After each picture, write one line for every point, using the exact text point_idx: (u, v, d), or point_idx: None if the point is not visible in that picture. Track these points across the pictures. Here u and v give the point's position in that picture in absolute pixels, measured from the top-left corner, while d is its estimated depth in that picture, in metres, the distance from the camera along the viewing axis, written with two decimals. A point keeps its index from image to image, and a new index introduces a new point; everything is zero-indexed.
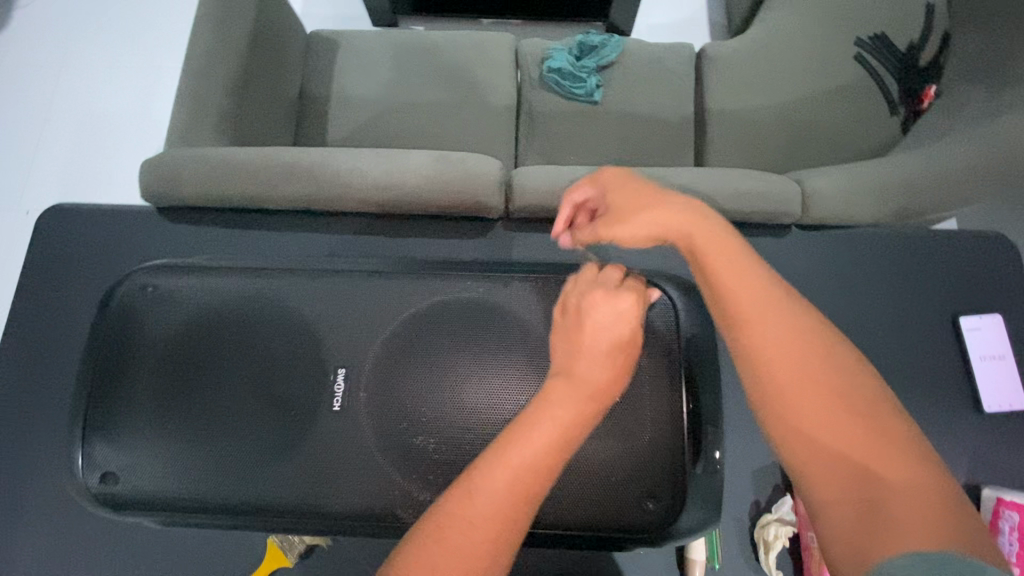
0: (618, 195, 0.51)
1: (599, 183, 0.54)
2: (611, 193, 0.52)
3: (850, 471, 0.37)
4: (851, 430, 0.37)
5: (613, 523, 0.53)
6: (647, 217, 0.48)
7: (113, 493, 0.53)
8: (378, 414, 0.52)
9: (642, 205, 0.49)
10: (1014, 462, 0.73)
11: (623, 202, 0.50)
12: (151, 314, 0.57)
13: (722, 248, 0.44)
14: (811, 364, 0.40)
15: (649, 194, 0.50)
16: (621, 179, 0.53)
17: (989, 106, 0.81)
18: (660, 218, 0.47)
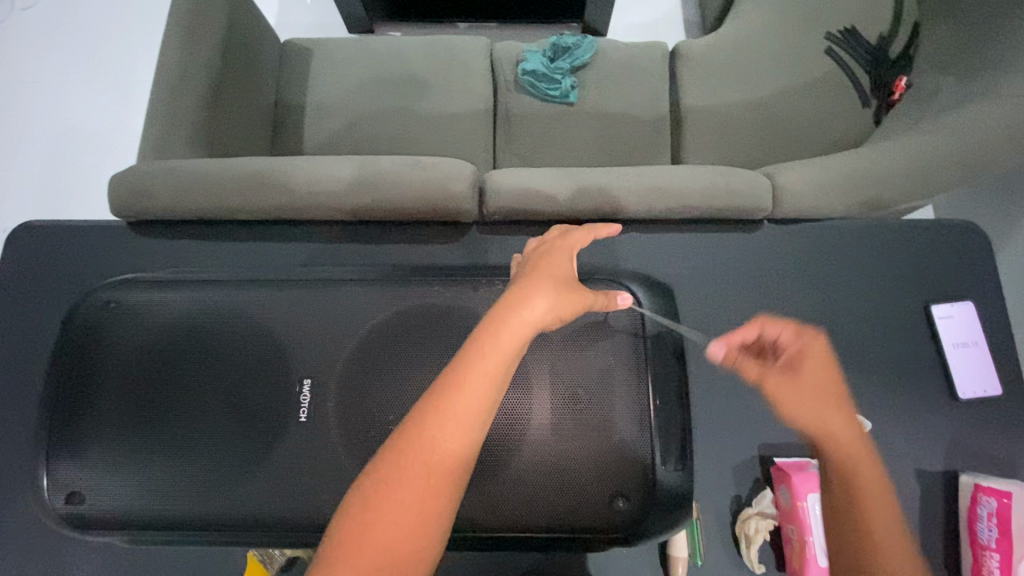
0: (813, 368, 0.49)
1: (803, 337, 0.50)
2: (807, 356, 0.50)
3: None
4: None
5: (585, 524, 0.53)
6: (836, 422, 0.47)
7: (80, 513, 0.52)
8: (345, 424, 0.52)
9: (825, 395, 0.48)
10: (991, 448, 0.74)
11: (813, 380, 0.48)
12: (116, 330, 0.56)
13: (847, 429, 0.47)
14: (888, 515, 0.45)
15: (832, 394, 0.48)
16: (823, 351, 0.50)
17: (954, 96, 0.82)
18: (843, 431, 0.47)
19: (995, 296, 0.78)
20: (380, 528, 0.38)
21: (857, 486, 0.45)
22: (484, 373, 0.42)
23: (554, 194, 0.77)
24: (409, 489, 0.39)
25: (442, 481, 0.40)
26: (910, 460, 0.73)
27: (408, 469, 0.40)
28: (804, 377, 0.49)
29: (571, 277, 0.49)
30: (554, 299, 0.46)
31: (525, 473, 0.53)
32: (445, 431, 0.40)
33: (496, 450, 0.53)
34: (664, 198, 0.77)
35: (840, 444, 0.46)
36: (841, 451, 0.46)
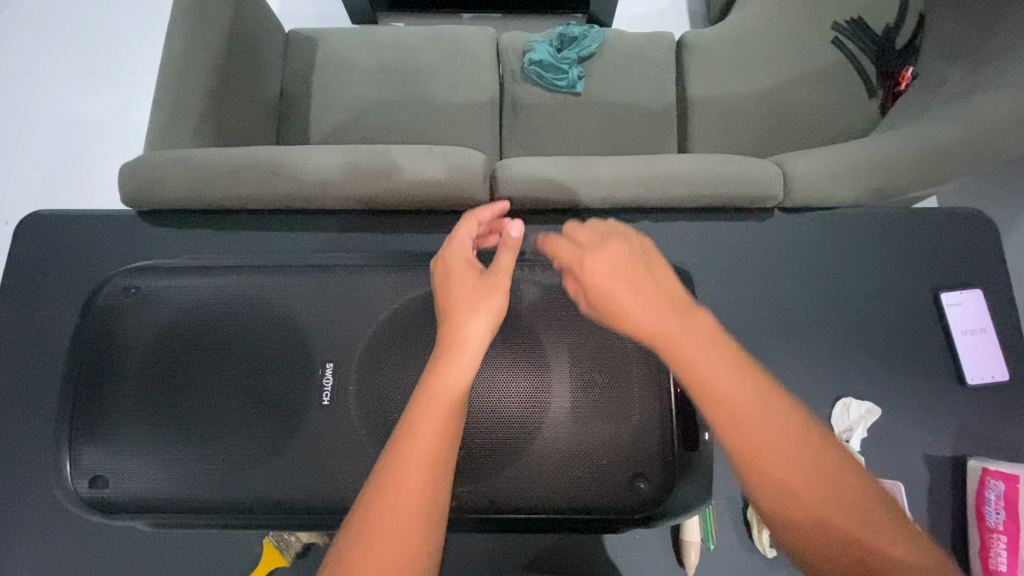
0: (598, 269, 0.49)
1: (576, 249, 0.51)
2: (590, 258, 0.50)
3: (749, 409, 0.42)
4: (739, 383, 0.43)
5: (606, 505, 0.54)
6: (640, 304, 0.46)
7: (104, 497, 0.52)
8: (369, 407, 0.52)
9: (615, 287, 0.48)
10: (999, 433, 0.74)
11: (605, 281, 0.48)
12: (134, 316, 0.56)
13: (638, 294, 0.47)
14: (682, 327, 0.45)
15: (622, 268, 0.48)
16: (603, 249, 0.50)
17: (966, 83, 0.82)
18: (652, 314, 0.46)
19: (1003, 283, 0.79)
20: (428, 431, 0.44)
21: (684, 359, 0.44)
22: (435, 417, 0.44)
23: (566, 183, 0.77)
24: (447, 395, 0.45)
25: (418, 517, 0.41)
26: (918, 445, 0.74)
27: (378, 520, 0.41)
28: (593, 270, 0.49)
29: (482, 278, 0.50)
30: (482, 321, 0.48)
31: (546, 455, 0.53)
32: (408, 477, 0.42)
33: (518, 433, 0.53)
34: (675, 186, 0.78)
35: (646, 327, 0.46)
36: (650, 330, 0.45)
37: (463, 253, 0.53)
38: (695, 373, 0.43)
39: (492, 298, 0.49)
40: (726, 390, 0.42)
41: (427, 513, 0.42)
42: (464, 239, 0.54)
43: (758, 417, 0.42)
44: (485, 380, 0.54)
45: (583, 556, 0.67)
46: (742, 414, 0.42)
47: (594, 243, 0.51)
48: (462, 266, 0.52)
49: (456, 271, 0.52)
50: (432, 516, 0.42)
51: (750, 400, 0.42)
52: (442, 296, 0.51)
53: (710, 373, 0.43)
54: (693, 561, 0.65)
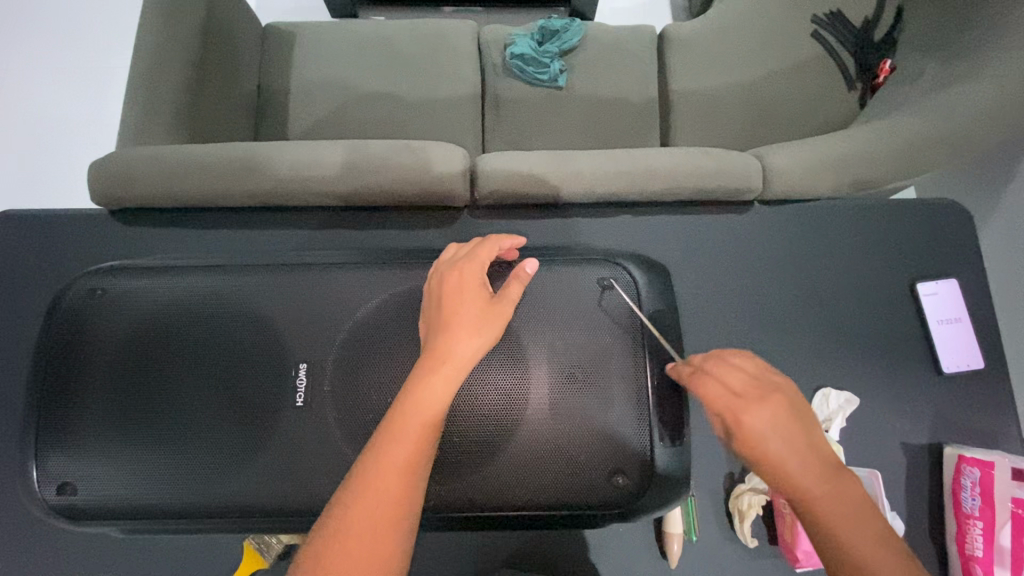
0: (765, 426, 0.44)
1: (745, 390, 0.46)
2: (757, 406, 0.45)
3: (872, 556, 0.43)
4: (871, 541, 0.43)
5: (585, 501, 0.54)
6: (799, 458, 0.44)
7: (72, 505, 0.51)
8: (343, 407, 0.51)
9: (774, 448, 0.44)
10: (975, 421, 0.75)
11: (767, 436, 0.44)
12: (102, 318, 0.55)
13: (793, 447, 0.44)
14: (824, 482, 0.44)
15: (796, 426, 0.45)
16: (777, 402, 0.45)
17: (940, 74, 0.83)
18: (807, 473, 0.44)
19: (980, 273, 0.80)
20: (406, 443, 0.44)
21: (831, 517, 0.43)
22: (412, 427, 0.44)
23: (545, 177, 0.76)
24: (432, 407, 0.45)
25: (391, 522, 0.42)
26: (896, 434, 0.75)
27: (352, 527, 0.41)
28: (768, 426, 0.44)
29: (490, 305, 0.50)
30: (479, 343, 0.48)
31: (522, 453, 0.53)
32: (385, 485, 0.42)
33: (495, 433, 0.53)
34: (656, 180, 0.77)
35: (805, 488, 0.44)
36: (806, 492, 0.44)
37: (477, 273, 0.52)
38: (834, 525, 0.43)
39: (493, 325, 0.49)
40: (865, 544, 0.43)
41: (400, 518, 0.42)
42: (480, 262, 0.53)
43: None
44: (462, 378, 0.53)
45: (567, 551, 0.67)
46: (870, 574, 0.42)
47: (761, 393, 0.46)
48: (467, 282, 0.51)
49: (459, 287, 0.51)
50: (405, 521, 0.43)
51: (879, 556, 0.42)
52: (439, 308, 0.50)
53: (844, 520, 0.43)
54: (676, 553, 0.66)
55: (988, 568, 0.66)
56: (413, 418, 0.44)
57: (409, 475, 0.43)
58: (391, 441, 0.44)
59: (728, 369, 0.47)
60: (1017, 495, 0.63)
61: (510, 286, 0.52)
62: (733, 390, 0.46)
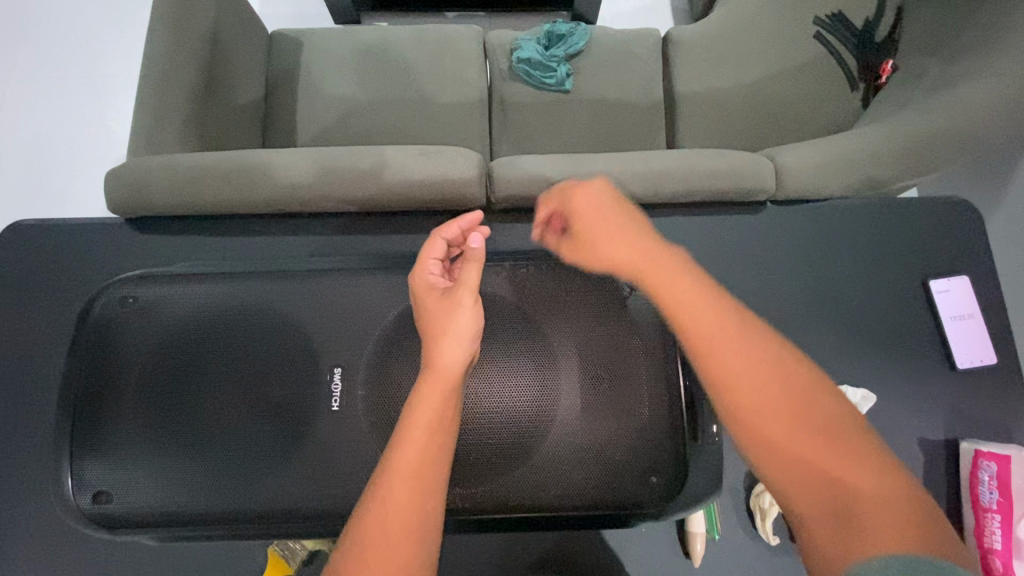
0: (586, 229, 0.53)
1: (564, 203, 0.55)
2: (577, 212, 0.54)
3: (713, 326, 0.44)
4: (711, 313, 0.44)
5: (620, 499, 0.54)
6: (617, 247, 0.51)
7: (109, 513, 0.51)
8: (379, 412, 0.52)
9: (599, 242, 0.52)
10: (990, 415, 0.76)
11: (591, 242, 0.53)
12: (133, 327, 0.55)
13: (615, 232, 0.52)
14: (654, 265, 0.48)
15: (617, 219, 0.53)
16: (586, 204, 0.54)
17: (945, 74, 0.84)
18: (628, 254, 0.50)
19: (989, 268, 0.81)
20: (420, 442, 0.44)
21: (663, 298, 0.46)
22: (430, 424, 0.44)
23: (562, 181, 0.77)
24: (439, 394, 0.45)
25: (418, 523, 0.41)
26: (912, 429, 0.76)
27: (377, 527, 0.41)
28: (587, 227, 0.53)
29: (449, 296, 0.50)
30: (466, 338, 0.48)
31: (555, 452, 0.53)
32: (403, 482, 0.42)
33: (528, 432, 0.53)
34: (670, 181, 0.78)
35: (629, 263, 0.50)
36: (630, 266, 0.50)
37: (427, 279, 0.52)
38: (676, 307, 0.45)
39: (460, 316, 0.48)
40: (709, 326, 0.44)
41: (428, 517, 0.42)
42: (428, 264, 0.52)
43: (741, 352, 0.43)
44: (492, 383, 0.54)
45: (591, 551, 0.68)
46: (716, 351, 0.43)
47: (589, 197, 0.54)
48: (428, 288, 0.51)
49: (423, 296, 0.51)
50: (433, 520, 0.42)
51: (724, 327, 0.44)
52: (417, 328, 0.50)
53: (683, 300, 0.45)
54: (700, 552, 0.66)
55: (1007, 560, 0.66)
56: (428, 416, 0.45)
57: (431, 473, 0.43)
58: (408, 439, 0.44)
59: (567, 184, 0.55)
60: None
61: (466, 270, 0.50)
62: (576, 198, 0.54)
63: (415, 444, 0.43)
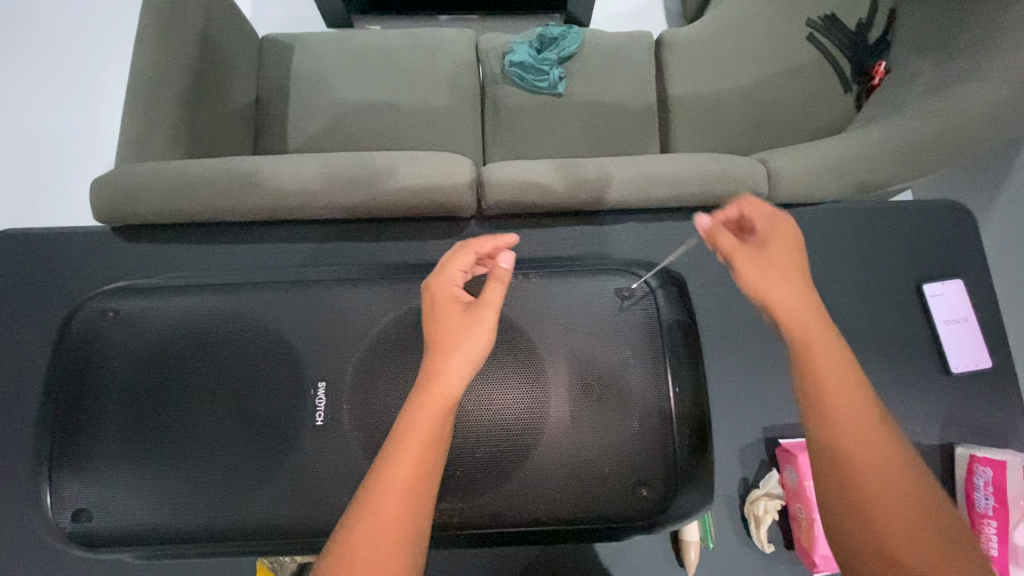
0: (780, 258, 0.51)
1: (773, 225, 0.53)
2: (770, 237, 0.53)
3: (841, 399, 0.47)
4: (845, 387, 0.47)
5: (610, 514, 0.53)
6: (787, 289, 0.50)
7: (88, 531, 0.50)
8: (364, 426, 0.51)
9: (782, 276, 0.50)
10: (985, 420, 0.76)
11: (777, 271, 0.51)
12: (115, 340, 0.54)
13: (790, 272, 0.51)
14: (809, 323, 0.49)
15: (797, 267, 0.51)
16: (792, 242, 0.52)
17: (939, 77, 0.84)
18: (794, 301, 0.50)
19: (983, 272, 0.80)
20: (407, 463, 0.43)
21: (813, 356, 0.48)
22: (421, 444, 0.43)
23: (553, 187, 0.76)
24: (433, 413, 0.44)
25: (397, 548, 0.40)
26: (907, 435, 0.76)
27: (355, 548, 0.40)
28: (770, 255, 0.51)
29: (466, 313, 0.48)
30: (471, 358, 0.46)
31: (544, 467, 0.52)
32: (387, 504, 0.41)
33: (517, 445, 0.52)
34: (663, 186, 0.78)
35: (788, 308, 0.50)
36: (785, 309, 0.50)
37: (451, 288, 0.50)
38: (816, 373, 0.48)
39: (471, 336, 0.47)
40: (842, 400, 0.47)
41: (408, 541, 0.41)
42: (453, 274, 0.50)
43: (864, 433, 0.46)
44: (480, 396, 0.53)
45: (584, 561, 0.67)
46: (841, 414, 0.46)
47: (774, 230, 0.53)
48: (444, 298, 0.49)
49: (436, 305, 0.49)
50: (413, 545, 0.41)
51: (853, 401, 0.47)
52: (427, 335, 0.49)
53: (824, 365, 0.48)
54: (694, 561, 0.66)
55: (1003, 567, 0.66)
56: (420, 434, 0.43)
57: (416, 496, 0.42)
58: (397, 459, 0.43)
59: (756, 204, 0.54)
60: None
61: (490, 288, 0.49)
62: (765, 222, 0.53)
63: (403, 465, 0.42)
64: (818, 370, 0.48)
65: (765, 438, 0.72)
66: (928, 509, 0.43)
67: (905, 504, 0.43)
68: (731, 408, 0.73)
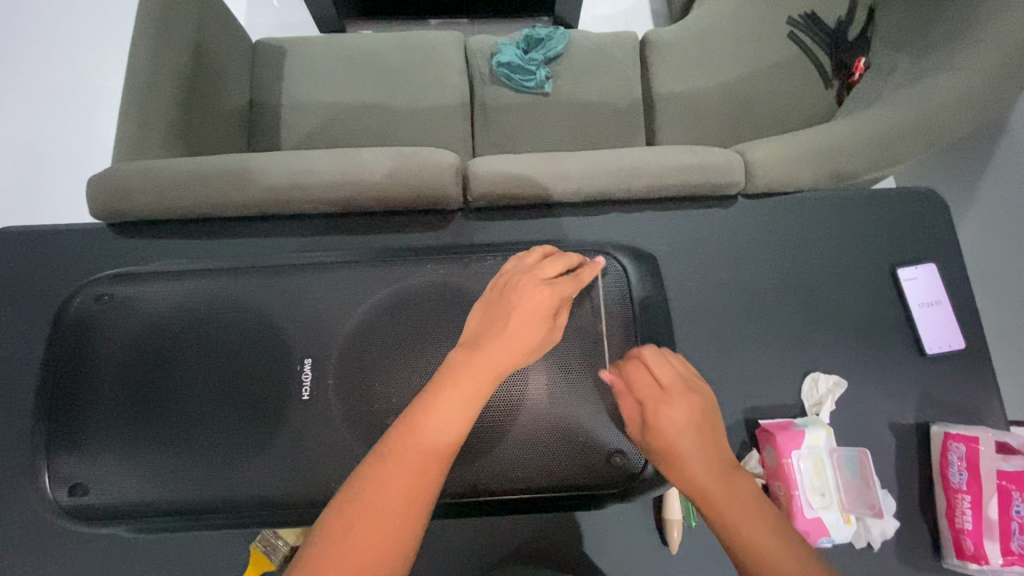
0: (675, 436, 0.48)
1: (656, 391, 0.50)
2: (662, 402, 0.50)
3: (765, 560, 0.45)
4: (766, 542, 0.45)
5: (586, 483, 0.55)
6: (696, 465, 0.48)
7: (83, 505, 0.52)
8: (349, 399, 0.53)
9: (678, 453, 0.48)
10: (959, 399, 0.78)
11: (675, 448, 0.48)
12: (109, 323, 0.56)
13: (689, 441, 0.48)
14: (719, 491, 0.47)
15: (699, 432, 0.49)
16: (683, 407, 0.49)
17: (912, 70, 0.86)
18: (704, 475, 0.47)
19: (956, 256, 0.83)
20: (430, 441, 0.45)
21: (728, 522, 0.46)
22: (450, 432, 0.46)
23: (535, 179, 0.79)
24: (468, 403, 0.47)
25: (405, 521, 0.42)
26: (884, 415, 0.78)
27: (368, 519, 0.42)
28: (668, 425, 0.49)
29: (546, 328, 0.51)
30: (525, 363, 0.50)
31: (523, 438, 0.55)
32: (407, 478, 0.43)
33: (498, 417, 0.54)
34: (642, 177, 0.80)
35: (696, 484, 0.47)
36: (693, 483, 0.47)
37: (550, 296, 0.51)
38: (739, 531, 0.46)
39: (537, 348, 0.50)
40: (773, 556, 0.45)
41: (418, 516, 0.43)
42: (556, 287, 0.52)
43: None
44: None
45: (569, 539, 0.69)
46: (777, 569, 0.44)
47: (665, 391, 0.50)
48: (535, 301, 0.50)
49: (521, 303, 0.50)
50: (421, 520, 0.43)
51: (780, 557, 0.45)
52: (501, 325, 0.49)
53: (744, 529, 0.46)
54: (676, 540, 0.68)
55: (978, 539, 0.68)
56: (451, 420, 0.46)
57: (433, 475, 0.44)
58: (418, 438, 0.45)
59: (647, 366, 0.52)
60: (1000, 467, 0.67)
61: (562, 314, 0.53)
62: (651, 384, 0.51)
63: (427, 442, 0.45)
64: (737, 529, 0.46)
65: (747, 421, 0.76)
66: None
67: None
68: None
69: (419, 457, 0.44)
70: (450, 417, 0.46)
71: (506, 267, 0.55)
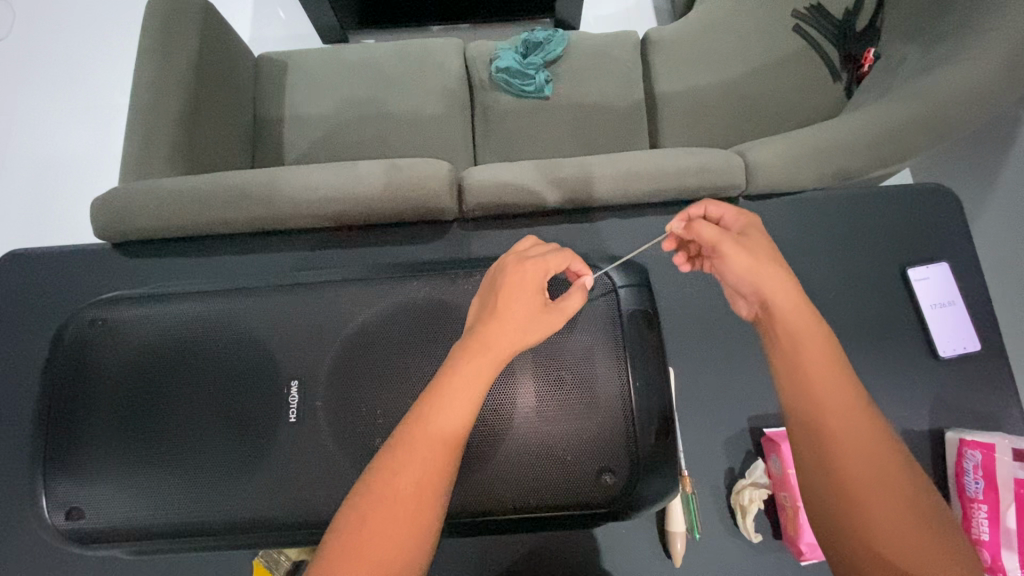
0: (761, 246, 0.52)
1: (747, 220, 0.55)
2: (749, 229, 0.54)
3: (822, 373, 0.46)
4: (829, 364, 0.47)
5: (581, 504, 0.55)
6: (776, 277, 0.49)
7: (81, 529, 0.53)
8: (336, 419, 0.53)
9: (768, 263, 0.50)
10: (977, 403, 0.75)
11: (761, 256, 0.50)
12: (103, 348, 0.58)
13: (776, 257, 0.51)
14: (803, 310, 0.48)
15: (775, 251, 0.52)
16: (766, 236, 0.54)
17: (922, 61, 0.83)
18: (784, 288, 0.49)
19: (970, 254, 0.80)
20: (414, 472, 0.44)
21: (798, 347, 0.47)
22: (431, 465, 0.45)
23: (530, 187, 0.78)
24: (445, 433, 0.45)
25: (395, 556, 0.42)
26: (896, 421, 0.75)
27: (361, 551, 0.42)
28: (753, 242, 0.52)
29: (538, 308, 0.51)
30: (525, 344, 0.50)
31: (516, 459, 0.54)
32: (391, 515, 0.43)
33: (490, 437, 0.54)
34: (639, 181, 0.79)
35: (776, 293, 0.49)
36: (772, 291, 0.49)
37: (536, 276, 0.51)
38: (801, 356, 0.47)
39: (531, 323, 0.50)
40: (828, 381, 0.46)
41: (409, 549, 0.43)
42: (543, 262, 0.52)
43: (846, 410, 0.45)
44: None
45: (572, 551, 0.68)
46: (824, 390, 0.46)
47: (746, 224, 0.55)
48: (518, 287, 0.50)
49: (508, 296, 0.50)
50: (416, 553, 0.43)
51: (834, 377, 0.46)
52: (493, 311, 0.50)
53: (808, 352, 0.47)
54: (680, 552, 0.66)
55: (995, 551, 0.65)
56: (431, 453, 0.45)
57: (421, 510, 0.44)
58: (399, 472, 0.44)
59: (724, 210, 0.57)
60: (1018, 475, 0.63)
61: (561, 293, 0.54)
62: (737, 218, 0.56)
63: (409, 478, 0.44)
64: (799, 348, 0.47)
65: (751, 428, 0.72)
66: (911, 491, 0.43)
67: (885, 485, 0.43)
68: (715, 399, 0.73)
69: (404, 488, 0.44)
70: (431, 447, 0.45)
71: (494, 264, 0.55)
